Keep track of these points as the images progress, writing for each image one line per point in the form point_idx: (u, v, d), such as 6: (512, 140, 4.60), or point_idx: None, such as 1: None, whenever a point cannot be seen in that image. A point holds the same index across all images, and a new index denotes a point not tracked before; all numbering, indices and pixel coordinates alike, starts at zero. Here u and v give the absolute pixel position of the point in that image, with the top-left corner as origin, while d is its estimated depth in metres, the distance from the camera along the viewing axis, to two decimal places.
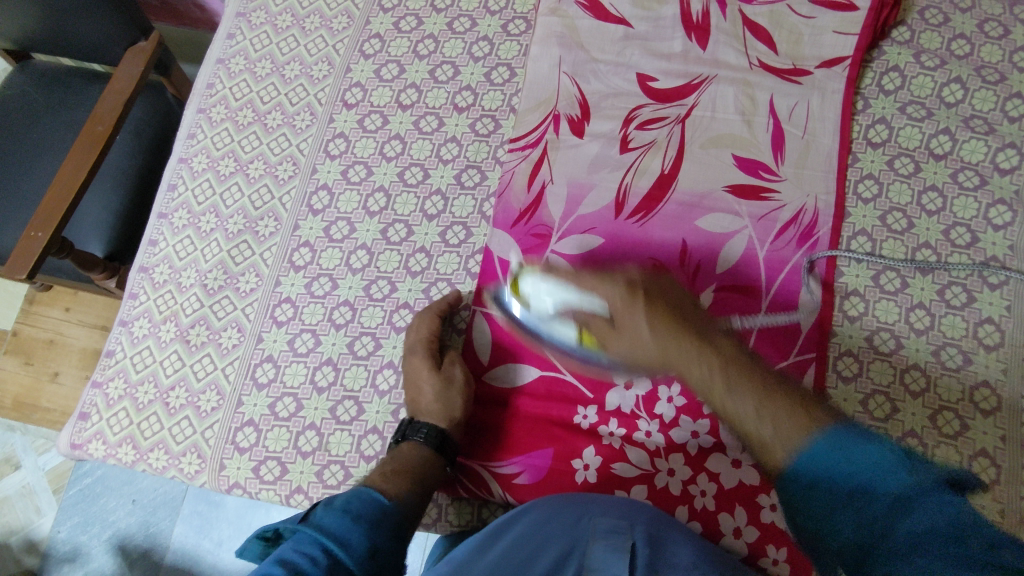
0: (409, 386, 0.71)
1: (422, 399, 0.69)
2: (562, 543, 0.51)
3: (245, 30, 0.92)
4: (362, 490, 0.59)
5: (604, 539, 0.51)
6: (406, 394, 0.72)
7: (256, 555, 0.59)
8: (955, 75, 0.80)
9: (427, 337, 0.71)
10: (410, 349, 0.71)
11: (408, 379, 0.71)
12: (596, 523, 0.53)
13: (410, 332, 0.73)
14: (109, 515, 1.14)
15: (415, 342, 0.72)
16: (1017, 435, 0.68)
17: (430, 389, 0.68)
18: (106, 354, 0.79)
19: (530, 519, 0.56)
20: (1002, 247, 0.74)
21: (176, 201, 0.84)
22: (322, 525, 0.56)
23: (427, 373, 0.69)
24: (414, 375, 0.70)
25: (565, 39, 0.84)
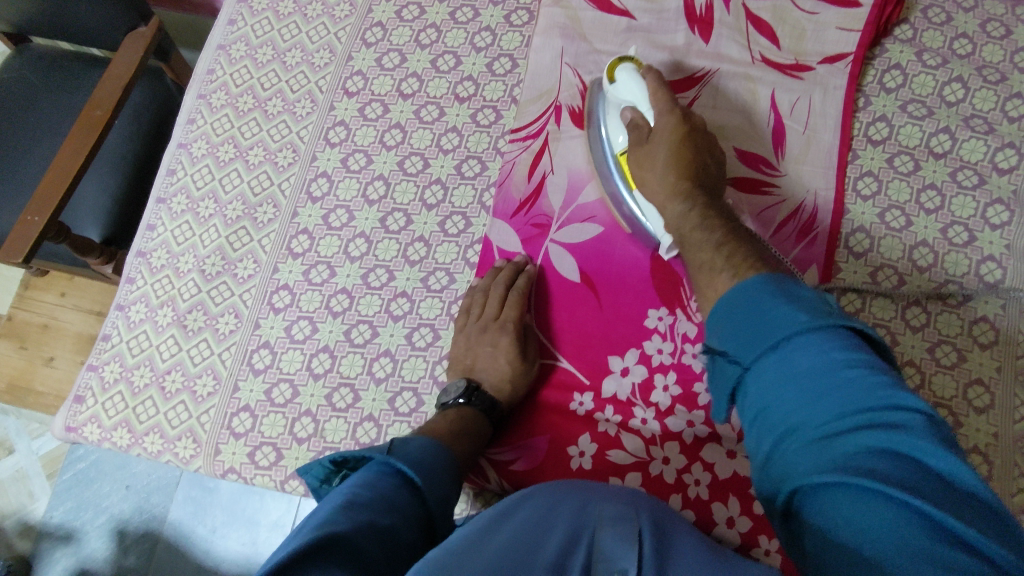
0: (468, 352, 0.72)
1: (497, 372, 0.70)
2: (572, 527, 0.50)
3: (246, 16, 0.92)
4: (421, 444, 0.58)
5: (612, 527, 0.50)
6: (466, 356, 0.72)
7: (320, 475, 0.58)
8: (956, 75, 0.80)
9: (517, 317, 0.72)
10: (500, 321, 0.72)
11: (475, 344, 0.72)
12: (601, 510, 0.53)
13: (491, 299, 0.73)
14: (102, 500, 1.14)
15: (507, 318, 0.72)
16: (1009, 433, 0.68)
17: (505, 358, 0.70)
18: (102, 337, 0.79)
19: (538, 503, 0.54)
20: (999, 246, 0.74)
21: (174, 186, 0.84)
22: (407, 460, 0.55)
23: (495, 343, 0.71)
24: (494, 345, 0.71)
25: (568, 31, 0.84)
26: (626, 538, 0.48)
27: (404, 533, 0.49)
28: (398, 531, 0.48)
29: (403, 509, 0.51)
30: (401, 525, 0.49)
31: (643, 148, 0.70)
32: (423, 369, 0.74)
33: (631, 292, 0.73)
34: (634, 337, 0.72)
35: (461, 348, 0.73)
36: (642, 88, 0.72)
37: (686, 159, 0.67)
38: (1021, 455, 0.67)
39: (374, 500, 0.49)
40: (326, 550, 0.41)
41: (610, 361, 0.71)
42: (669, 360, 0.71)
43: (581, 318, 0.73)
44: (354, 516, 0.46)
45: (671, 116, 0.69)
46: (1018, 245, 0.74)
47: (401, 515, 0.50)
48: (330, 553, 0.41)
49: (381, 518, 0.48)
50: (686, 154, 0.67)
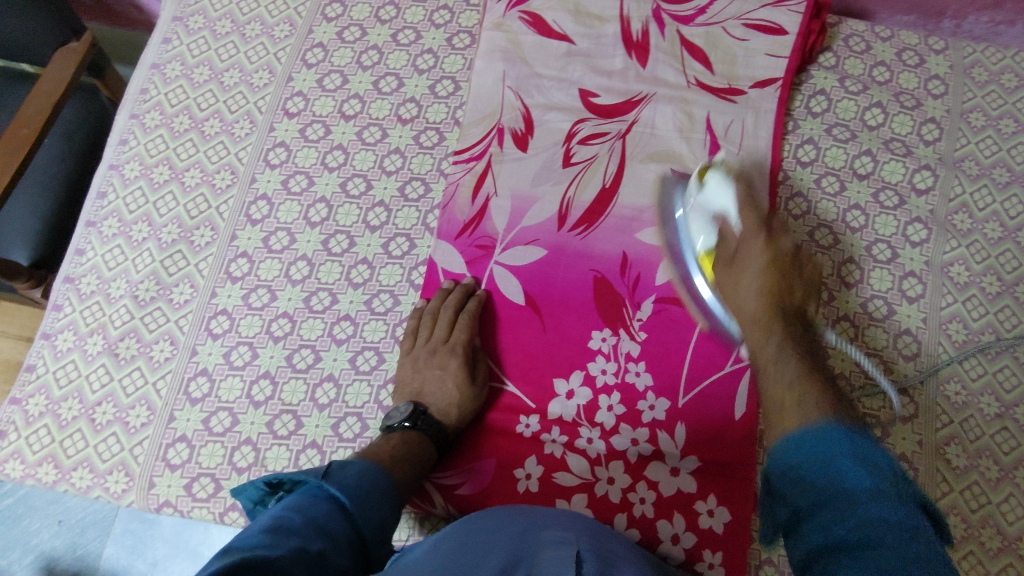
0: (415, 376, 0.72)
1: (444, 396, 0.69)
2: (512, 552, 0.50)
3: (181, 35, 0.90)
4: (360, 470, 0.57)
5: (552, 550, 0.50)
6: (413, 379, 0.71)
7: (253, 497, 0.58)
8: (876, 100, 0.85)
9: (466, 341, 0.72)
10: (449, 345, 0.72)
11: (423, 367, 0.72)
12: (544, 535, 0.53)
13: (440, 322, 0.73)
14: (32, 537, 1.08)
15: (457, 341, 0.72)
16: (932, 440, 0.72)
17: (453, 381, 0.70)
18: (26, 368, 0.75)
19: (488, 527, 0.55)
20: (919, 262, 0.78)
21: (106, 209, 0.81)
22: (341, 484, 0.55)
23: (443, 366, 0.71)
24: (442, 368, 0.70)
25: (509, 54, 0.85)
26: (567, 559, 0.48)
27: (335, 558, 0.48)
28: (329, 556, 0.48)
29: (335, 533, 0.50)
30: (332, 550, 0.48)
31: (727, 271, 0.65)
32: (367, 393, 0.73)
33: (574, 314, 0.74)
34: (578, 359, 0.73)
35: (408, 371, 0.72)
36: (731, 195, 0.68)
37: (777, 287, 0.61)
38: (943, 460, 0.71)
39: (305, 524, 0.49)
40: (253, 570, 0.40)
41: (555, 383, 0.72)
42: (613, 379, 0.72)
43: (526, 340, 0.74)
44: (281, 539, 0.45)
45: (758, 241, 0.64)
46: (936, 261, 0.78)
47: (332, 540, 0.49)
48: (254, 572, 0.40)
49: (311, 542, 0.47)
50: (781, 285, 0.61)
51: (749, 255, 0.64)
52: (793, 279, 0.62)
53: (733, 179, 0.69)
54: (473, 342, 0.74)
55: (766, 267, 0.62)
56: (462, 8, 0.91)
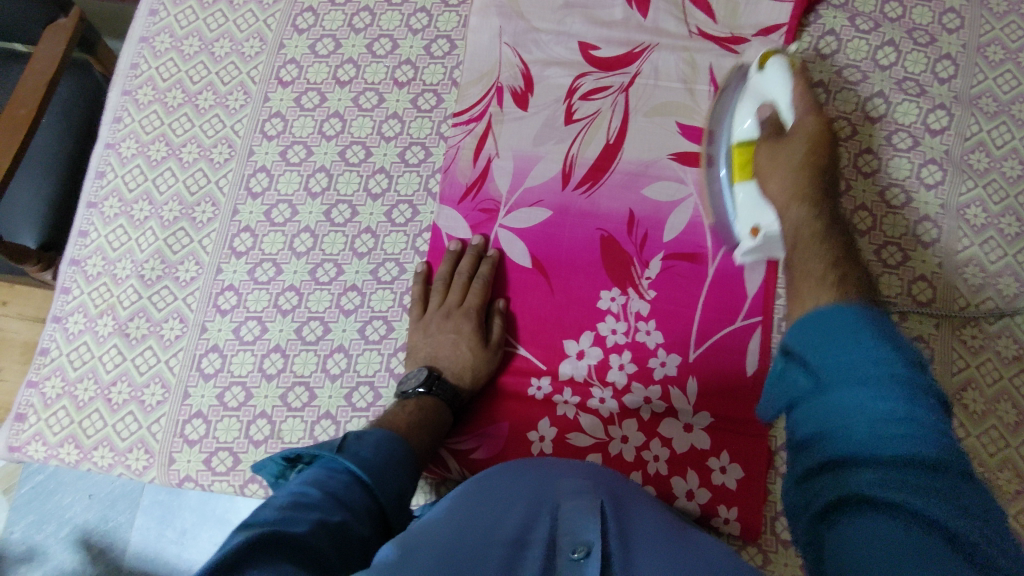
0: (428, 342, 0.71)
1: (459, 360, 0.70)
2: (532, 505, 0.50)
3: (168, 6, 0.88)
4: (377, 440, 0.58)
5: (571, 501, 0.50)
6: (427, 344, 0.71)
7: (275, 472, 0.58)
8: (888, 39, 0.82)
9: (480, 304, 0.72)
10: (463, 308, 0.72)
11: (436, 332, 0.72)
12: (562, 485, 0.53)
13: (454, 287, 0.73)
14: (65, 511, 1.11)
15: (470, 305, 0.72)
16: (948, 386, 0.71)
17: (467, 345, 0.70)
18: (40, 352, 0.76)
19: (497, 481, 0.55)
20: (934, 205, 0.76)
21: (105, 189, 0.80)
22: (357, 457, 0.55)
23: (457, 330, 0.71)
24: (457, 332, 0.71)
25: (505, 9, 0.82)
26: (586, 511, 0.48)
27: (356, 528, 0.49)
28: (350, 527, 0.48)
29: (353, 505, 0.51)
30: (353, 521, 0.49)
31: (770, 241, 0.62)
32: (378, 362, 0.73)
33: (582, 274, 0.74)
34: (587, 319, 0.72)
35: (420, 338, 0.72)
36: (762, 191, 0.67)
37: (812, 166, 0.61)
38: (960, 406, 0.70)
39: (323, 497, 0.49)
40: (274, 542, 0.41)
41: (566, 344, 0.72)
42: (624, 338, 0.72)
43: (534, 303, 0.74)
44: (302, 514, 0.46)
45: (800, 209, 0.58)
46: (952, 204, 0.76)
47: (352, 511, 0.50)
48: (278, 544, 0.41)
49: (331, 514, 0.48)
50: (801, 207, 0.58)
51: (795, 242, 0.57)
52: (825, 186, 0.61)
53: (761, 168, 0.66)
54: (486, 307, 0.74)
55: (800, 168, 0.61)
56: None
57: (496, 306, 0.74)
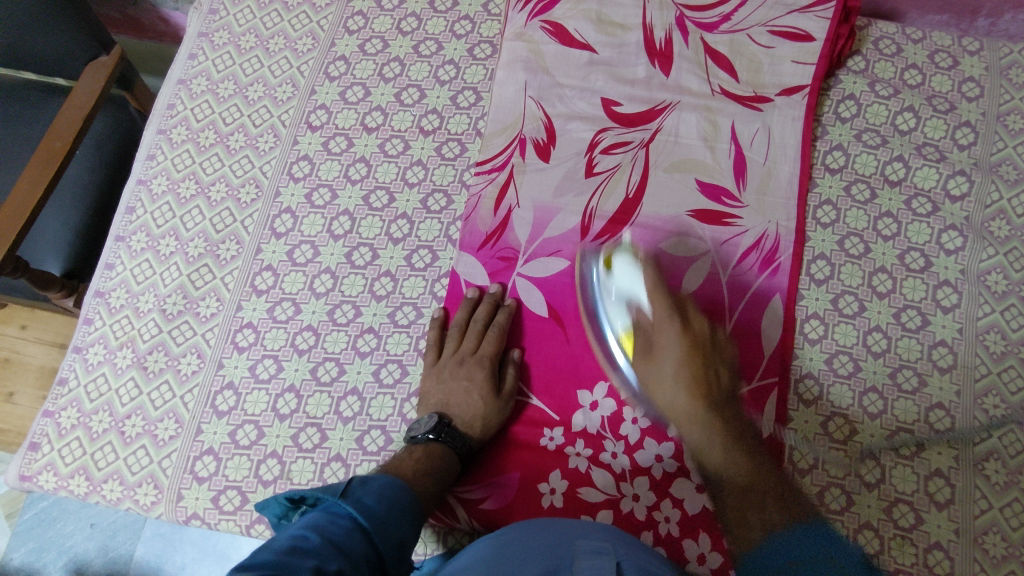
0: (441, 388, 0.71)
1: (470, 408, 0.69)
2: (547, 563, 0.50)
3: (207, 50, 0.91)
4: (381, 486, 0.58)
5: (588, 560, 0.50)
6: (439, 391, 0.71)
7: (278, 513, 0.59)
8: (907, 104, 0.83)
9: (493, 352, 0.73)
10: (477, 356, 0.72)
11: (449, 378, 0.72)
12: (578, 545, 0.53)
13: (469, 334, 0.73)
14: (66, 540, 1.10)
15: (484, 353, 0.72)
16: (970, 455, 0.69)
17: (478, 393, 0.70)
18: (59, 381, 0.77)
19: (506, 540, 0.55)
20: (955, 271, 0.76)
21: (134, 224, 0.82)
22: (360, 503, 0.55)
23: (470, 377, 0.71)
24: (469, 379, 0.71)
25: (531, 64, 0.84)
26: (604, 568, 0.49)
27: None
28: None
29: (352, 553, 0.50)
30: (349, 570, 0.48)
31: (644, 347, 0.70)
32: (390, 407, 0.73)
33: (598, 325, 0.74)
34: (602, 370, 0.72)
35: (433, 384, 0.72)
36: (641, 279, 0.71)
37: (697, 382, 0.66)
38: (982, 477, 0.69)
39: (323, 544, 0.49)
40: None
41: (579, 395, 0.71)
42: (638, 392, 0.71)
43: (549, 353, 0.74)
44: (299, 559, 0.45)
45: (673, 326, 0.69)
46: (972, 269, 0.76)
47: (350, 560, 0.49)
48: None
49: (328, 562, 0.47)
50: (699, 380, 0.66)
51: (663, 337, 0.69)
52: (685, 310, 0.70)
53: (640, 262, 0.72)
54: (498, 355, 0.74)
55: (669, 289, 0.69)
56: (482, 17, 0.90)
57: (510, 356, 0.74)
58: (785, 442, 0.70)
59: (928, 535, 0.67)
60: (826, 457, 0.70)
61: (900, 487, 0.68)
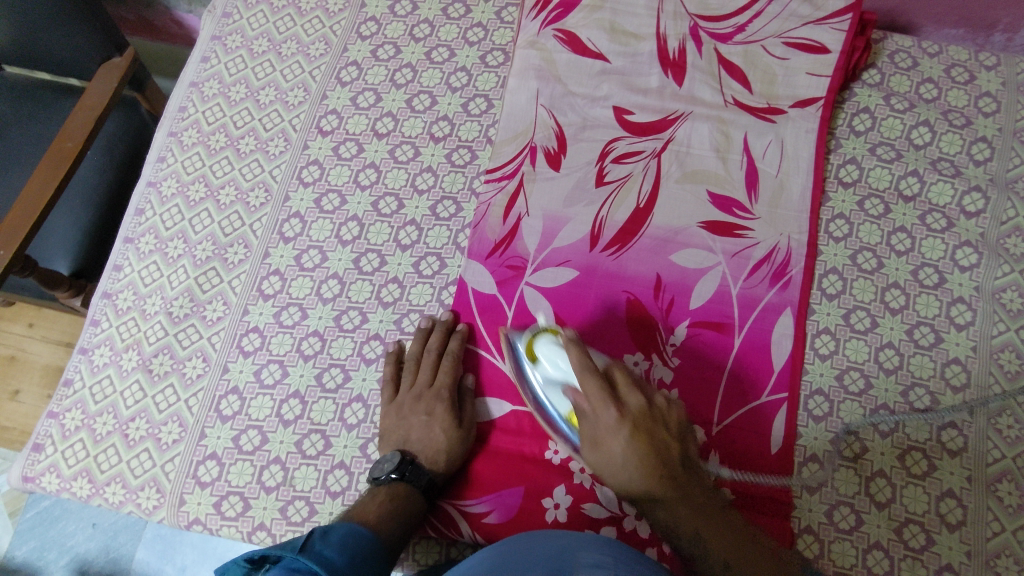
0: (400, 424, 0.70)
1: (431, 442, 0.68)
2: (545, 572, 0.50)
3: (220, 54, 0.91)
4: (342, 537, 0.58)
5: (587, 573, 0.49)
6: (398, 427, 0.70)
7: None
8: (923, 119, 0.82)
9: (451, 382, 0.71)
10: (434, 388, 0.71)
11: (408, 414, 0.70)
12: (580, 557, 0.52)
13: (425, 366, 0.72)
14: (67, 540, 1.10)
15: (441, 385, 0.71)
16: (983, 476, 0.68)
17: (438, 427, 0.68)
18: (64, 382, 0.76)
19: (506, 553, 0.55)
20: (969, 287, 0.75)
21: (143, 226, 0.82)
22: (321, 557, 0.55)
23: (428, 412, 0.69)
24: (428, 414, 0.69)
25: (543, 72, 0.84)
26: None
27: None
28: None
29: None
30: None
31: (564, 342, 0.67)
32: None
33: (606, 336, 0.73)
34: None
35: (392, 419, 0.70)
36: None
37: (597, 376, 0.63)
38: (995, 499, 0.67)
39: None
40: None
41: None
42: None
43: None
44: None
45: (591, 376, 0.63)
46: (987, 286, 0.75)
47: None
48: None
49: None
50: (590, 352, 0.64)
51: (568, 340, 0.65)
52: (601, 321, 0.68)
53: None
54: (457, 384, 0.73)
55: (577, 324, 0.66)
56: (495, 25, 0.90)
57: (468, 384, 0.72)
58: (794, 458, 0.69)
59: (939, 557, 0.65)
60: (835, 475, 0.68)
61: (910, 507, 0.67)
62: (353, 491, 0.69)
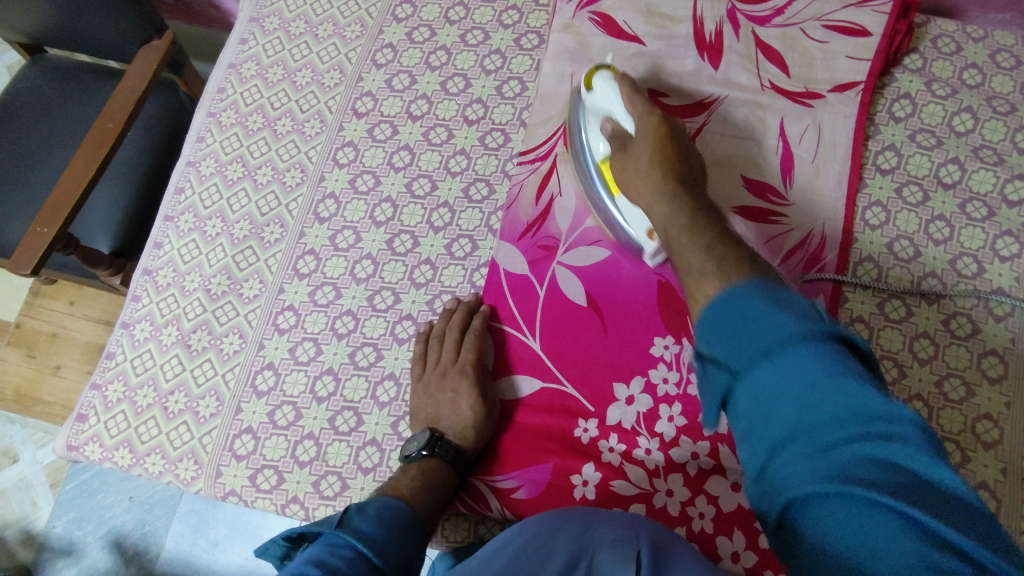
0: (430, 402, 0.71)
1: (460, 419, 0.68)
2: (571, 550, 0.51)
3: (257, 36, 0.92)
4: (378, 512, 0.58)
5: (611, 552, 0.50)
6: (428, 405, 0.71)
7: (278, 554, 0.58)
8: (966, 105, 0.80)
9: (472, 359, 0.71)
10: (458, 364, 0.71)
11: (436, 391, 0.71)
12: (602, 533, 0.53)
13: (448, 344, 0.72)
14: (105, 511, 1.14)
15: (466, 361, 0.71)
16: (1017, 469, 0.67)
17: (466, 403, 0.69)
18: (106, 356, 0.79)
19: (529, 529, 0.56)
20: (1009, 278, 0.74)
21: (182, 205, 0.84)
22: (359, 531, 0.55)
23: (454, 388, 0.69)
24: (455, 391, 0.69)
25: (577, 55, 0.84)
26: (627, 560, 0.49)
27: None
28: None
29: None
30: None
31: (624, 159, 0.68)
32: None
33: (638, 318, 0.73)
34: (638, 365, 0.71)
35: (422, 398, 0.71)
36: (616, 95, 0.72)
37: (670, 167, 0.64)
38: None
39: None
40: None
41: (615, 388, 0.70)
42: (675, 389, 0.70)
43: (587, 342, 0.72)
44: None
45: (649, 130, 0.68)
46: None
47: None
48: None
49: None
50: (670, 167, 0.65)
51: (642, 146, 0.67)
52: (682, 175, 0.64)
53: (617, 79, 0.73)
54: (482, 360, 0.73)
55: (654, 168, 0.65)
56: (530, 8, 0.90)
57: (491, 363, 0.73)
58: None
59: None
60: None
61: None
62: (384, 467, 0.70)
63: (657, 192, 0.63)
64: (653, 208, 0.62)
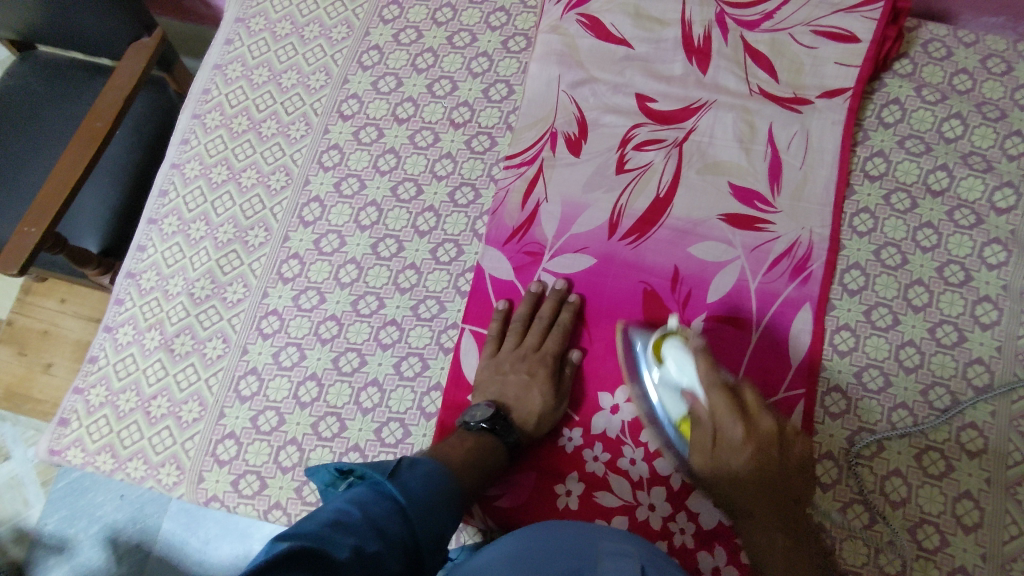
0: (495, 379, 0.71)
1: (528, 404, 0.69)
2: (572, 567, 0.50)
3: (243, 36, 0.92)
4: (428, 470, 0.58)
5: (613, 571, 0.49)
6: (493, 382, 0.71)
7: (326, 479, 0.61)
8: (955, 111, 0.80)
9: (557, 350, 0.72)
10: (542, 352, 0.72)
11: (507, 372, 0.72)
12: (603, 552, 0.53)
13: (534, 329, 0.73)
14: (96, 510, 1.13)
15: (549, 351, 0.72)
16: (1002, 479, 0.67)
17: (539, 389, 0.70)
18: (89, 359, 0.78)
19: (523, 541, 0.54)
20: (996, 286, 0.73)
21: (167, 207, 0.84)
22: (405, 486, 0.56)
23: (532, 373, 0.70)
24: (530, 375, 0.70)
25: (565, 58, 0.83)
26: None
27: (388, 562, 0.49)
28: (383, 559, 0.48)
29: (390, 535, 0.51)
30: (386, 553, 0.49)
31: (699, 430, 0.62)
32: (410, 400, 0.73)
33: (622, 327, 0.72)
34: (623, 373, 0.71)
35: (488, 373, 0.72)
36: (693, 371, 0.63)
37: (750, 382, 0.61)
38: (1014, 502, 0.66)
39: (363, 520, 0.50)
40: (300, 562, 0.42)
41: (600, 397, 0.71)
42: None
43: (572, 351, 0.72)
44: (340, 536, 0.47)
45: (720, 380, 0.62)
46: (1015, 286, 0.73)
47: (388, 543, 0.50)
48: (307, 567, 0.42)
49: (368, 543, 0.48)
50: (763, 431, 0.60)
51: (740, 392, 0.62)
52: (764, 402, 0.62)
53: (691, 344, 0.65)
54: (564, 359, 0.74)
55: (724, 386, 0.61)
56: (518, 10, 0.89)
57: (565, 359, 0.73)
58: None
59: (953, 558, 0.64)
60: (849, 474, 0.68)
61: (925, 508, 0.66)
62: None
63: (743, 444, 0.60)
64: (730, 426, 0.60)
